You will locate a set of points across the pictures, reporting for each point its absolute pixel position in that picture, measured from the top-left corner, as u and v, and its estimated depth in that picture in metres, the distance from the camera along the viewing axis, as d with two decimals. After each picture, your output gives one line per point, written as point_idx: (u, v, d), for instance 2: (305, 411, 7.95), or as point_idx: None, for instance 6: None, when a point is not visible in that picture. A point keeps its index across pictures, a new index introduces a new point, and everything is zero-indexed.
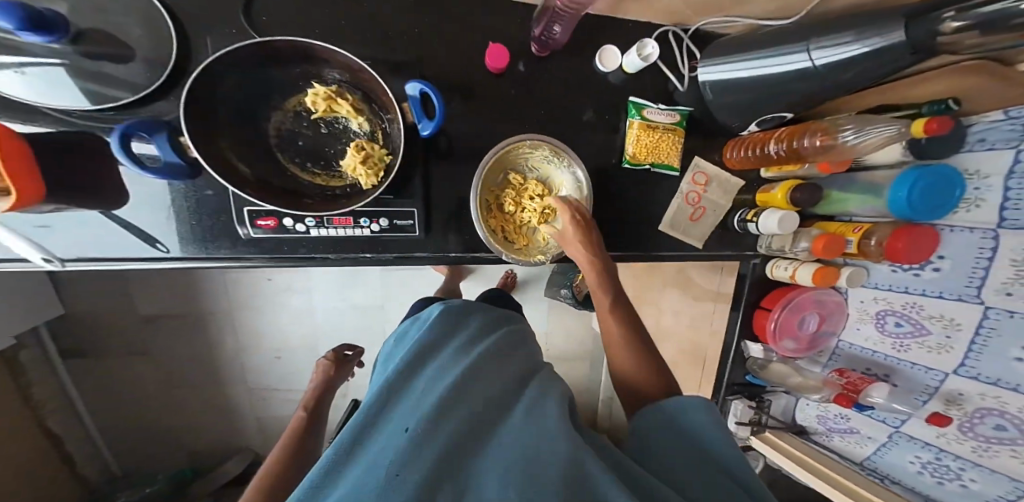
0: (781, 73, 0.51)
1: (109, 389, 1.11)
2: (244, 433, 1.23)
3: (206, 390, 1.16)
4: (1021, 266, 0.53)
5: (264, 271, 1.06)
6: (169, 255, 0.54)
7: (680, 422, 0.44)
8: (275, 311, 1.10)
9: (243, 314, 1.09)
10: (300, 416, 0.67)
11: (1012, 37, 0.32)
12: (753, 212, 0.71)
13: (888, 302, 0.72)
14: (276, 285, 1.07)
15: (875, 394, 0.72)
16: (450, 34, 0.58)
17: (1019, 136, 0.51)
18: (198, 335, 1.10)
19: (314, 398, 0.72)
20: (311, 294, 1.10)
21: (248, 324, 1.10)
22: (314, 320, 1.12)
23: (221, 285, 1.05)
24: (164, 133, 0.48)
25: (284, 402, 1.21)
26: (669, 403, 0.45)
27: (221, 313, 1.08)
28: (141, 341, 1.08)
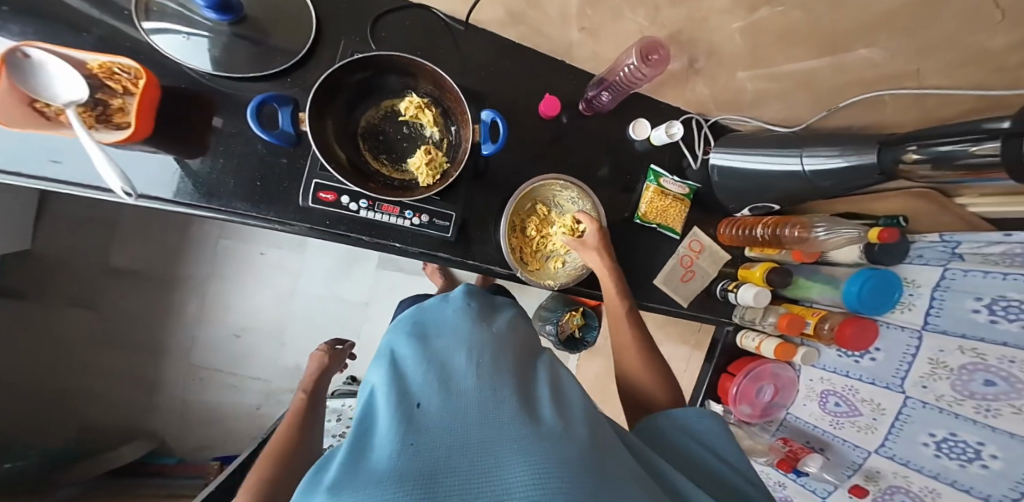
0: (776, 171, 0.61)
1: (37, 326, 1.03)
2: (160, 415, 1.11)
3: (145, 351, 1.10)
4: (937, 364, 0.64)
5: (259, 245, 1.12)
6: (207, 204, 0.57)
7: (689, 428, 0.45)
8: (258, 287, 1.13)
9: (225, 282, 1.12)
10: (303, 396, 0.68)
11: (954, 174, 0.41)
12: (734, 283, 0.81)
13: (831, 383, 0.84)
14: (266, 260, 1.12)
15: (811, 464, 0.80)
16: (515, 81, 0.70)
17: (947, 257, 0.63)
18: (159, 298, 1.09)
19: (314, 379, 0.73)
20: (299, 275, 1.15)
21: (224, 293, 1.12)
22: (291, 304, 1.16)
23: (213, 250, 1.09)
24: (289, 106, 0.57)
25: (218, 387, 1.15)
26: (682, 414, 0.47)
27: (205, 279, 1.11)
28: (93, 291, 1.05)
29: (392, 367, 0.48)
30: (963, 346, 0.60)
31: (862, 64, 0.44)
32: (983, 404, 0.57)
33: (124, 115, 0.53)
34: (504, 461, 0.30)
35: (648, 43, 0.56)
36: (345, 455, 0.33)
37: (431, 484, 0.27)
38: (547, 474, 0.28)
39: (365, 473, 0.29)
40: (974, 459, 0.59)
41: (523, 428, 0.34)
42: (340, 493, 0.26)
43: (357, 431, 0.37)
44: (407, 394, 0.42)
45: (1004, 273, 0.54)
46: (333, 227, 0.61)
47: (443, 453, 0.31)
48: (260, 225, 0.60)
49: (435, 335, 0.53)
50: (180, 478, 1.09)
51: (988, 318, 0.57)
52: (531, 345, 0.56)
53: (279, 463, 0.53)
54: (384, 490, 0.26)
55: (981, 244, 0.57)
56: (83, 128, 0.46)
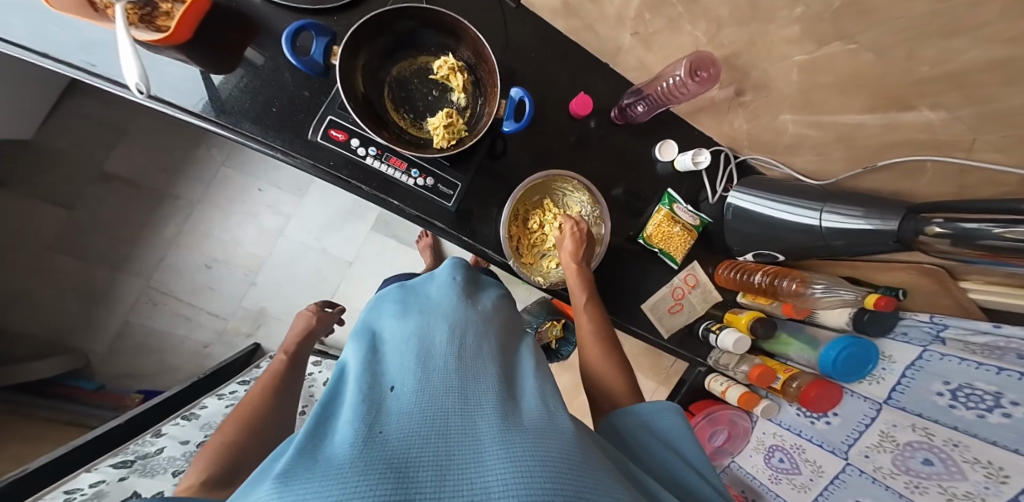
0: (793, 222, 0.61)
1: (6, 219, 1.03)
2: (108, 327, 1.09)
3: (100, 264, 1.08)
4: (885, 437, 0.66)
5: (257, 181, 1.13)
6: (218, 118, 0.55)
7: (651, 426, 0.42)
8: (242, 220, 1.13)
9: (205, 210, 1.12)
10: (282, 359, 0.66)
11: (972, 253, 0.42)
12: (717, 325, 0.80)
13: (781, 438, 0.88)
14: (261, 198, 1.14)
15: None
16: (553, 72, 0.67)
17: (929, 339, 0.64)
18: (142, 210, 1.10)
19: (296, 343, 0.72)
20: (290, 219, 1.15)
21: (202, 220, 1.12)
22: (273, 246, 1.14)
23: (210, 178, 1.12)
24: (327, 38, 0.54)
25: (171, 315, 1.11)
26: (638, 409, 0.44)
27: (187, 204, 1.11)
28: (75, 190, 1.06)
29: (367, 351, 0.43)
30: (915, 424, 0.62)
31: (919, 127, 0.44)
32: (914, 480, 0.60)
33: (168, 20, 0.54)
34: (480, 452, 0.26)
35: (701, 58, 0.56)
36: (301, 438, 0.28)
37: (397, 474, 0.23)
38: (528, 471, 0.24)
39: (322, 458, 0.24)
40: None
41: (503, 418, 0.31)
42: (287, 477, 0.22)
43: (319, 414, 0.33)
44: (379, 381, 0.37)
45: (979, 362, 0.54)
46: (335, 170, 0.58)
47: (414, 442, 0.27)
48: (262, 151, 0.56)
49: (415, 312, 0.49)
50: (98, 407, 1.02)
51: (948, 402, 0.58)
52: (516, 331, 0.53)
53: (245, 426, 0.52)
54: (341, 479, 0.21)
55: (967, 331, 0.58)
56: (123, 21, 0.45)
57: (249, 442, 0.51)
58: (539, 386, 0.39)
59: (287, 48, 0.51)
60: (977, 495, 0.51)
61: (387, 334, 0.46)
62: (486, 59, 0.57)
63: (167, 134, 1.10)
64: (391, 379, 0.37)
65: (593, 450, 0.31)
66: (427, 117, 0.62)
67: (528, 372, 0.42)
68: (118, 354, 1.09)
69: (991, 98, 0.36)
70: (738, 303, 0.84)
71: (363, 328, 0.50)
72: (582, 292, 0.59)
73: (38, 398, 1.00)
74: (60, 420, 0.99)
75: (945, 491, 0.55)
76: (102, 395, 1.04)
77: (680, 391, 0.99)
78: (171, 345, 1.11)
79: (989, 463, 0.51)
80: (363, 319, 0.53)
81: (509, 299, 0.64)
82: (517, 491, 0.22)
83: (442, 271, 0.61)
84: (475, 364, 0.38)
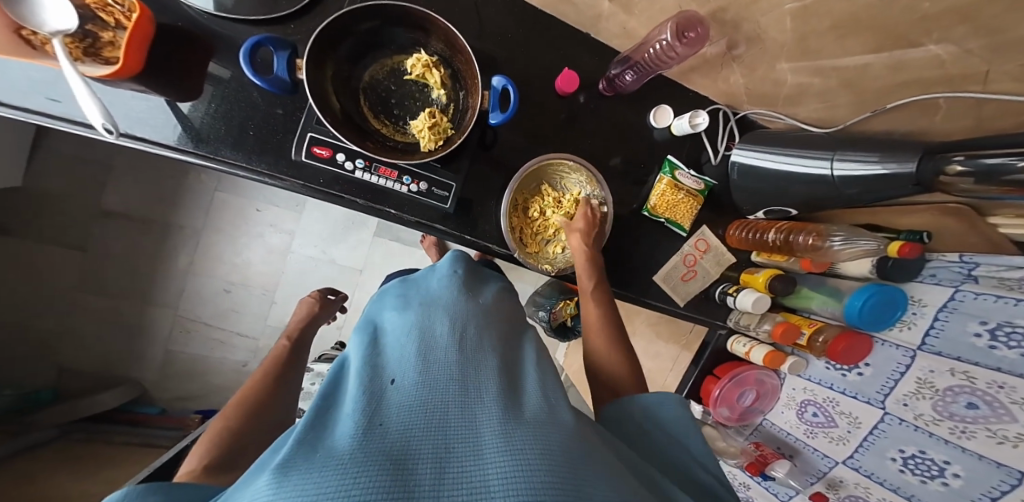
0: (802, 174, 0.58)
1: (38, 265, 1.10)
2: (151, 355, 1.17)
3: (133, 297, 1.15)
4: (923, 384, 0.65)
5: (255, 202, 1.16)
6: (198, 149, 0.57)
7: (650, 418, 0.43)
8: (252, 238, 1.17)
9: (219, 232, 1.16)
10: (285, 343, 0.72)
11: (997, 189, 0.39)
12: (734, 288, 0.78)
13: (813, 393, 0.86)
14: (262, 217, 1.17)
15: (778, 469, 0.89)
16: (533, 51, 0.65)
17: (960, 278, 0.60)
18: (158, 242, 1.15)
19: (298, 328, 0.78)
20: (294, 234, 1.19)
21: (217, 242, 1.17)
22: (286, 261, 1.19)
23: (213, 201, 1.15)
24: (286, 51, 0.54)
25: (205, 340, 1.19)
26: (640, 399, 0.45)
27: (199, 228, 1.16)
28: (94, 232, 1.12)
29: (367, 346, 0.45)
30: (954, 368, 0.60)
31: (928, 62, 0.41)
32: (959, 425, 0.59)
33: (114, 50, 0.56)
34: (478, 444, 0.27)
35: (686, 18, 0.54)
36: (303, 431, 0.29)
37: (393, 467, 0.24)
38: (524, 462, 0.25)
39: (322, 452, 0.26)
40: (937, 476, 0.63)
41: (502, 410, 0.32)
42: (288, 471, 0.23)
43: (319, 409, 0.34)
44: (380, 373, 0.39)
45: (1016, 298, 0.52)
46: (327, 187, 0.59)
47: (412, 434, 0.28)
48: (250, 177, 0.59)
49: (415, 306, 0.50)
50: (160, 428, 1.11)
51: (988, 343, 0.56)
52: (517, 321, 0.55)
53: (248, 409, 0.55)
54: (340, 472, 0.23)
55: (1001, 267, 0.54)
56: (66, 58, 0.46)
57: (250, 421, 0.54)
58: (538, 379, 0.40)
59: (247, 68, 0.52)
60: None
61: (387, 328, 0.48)
62: (460, 50, 0.57)
63: (162, 167, 1.13)
64: (390, 372, 0.38)
65: (592, 442, 0.31)
66: (411, 120, 0.63)
67: (528, 366, 0.43)
68: (171, 378, 1.18)
69: (1004, 27, 0.33)
70: (752, 263, 0.82)
71: (365, 323, 0.52)
72: (589, 278, 0.61)
73: (109, 426, 1.08)
74: (135, 443, 1.08)
75: (994, 434, 0.54)
76: (164, 417, 1.13)
77: (704, 356, 0.98)
78: (212, 366, 1.19)
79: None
80: (367, 314, 0.55)
81: (512, 290, 0.64)
82: (512, 479, 0.23)
83: (443, 263, 0.62)
84: (474, 357, 0.40)
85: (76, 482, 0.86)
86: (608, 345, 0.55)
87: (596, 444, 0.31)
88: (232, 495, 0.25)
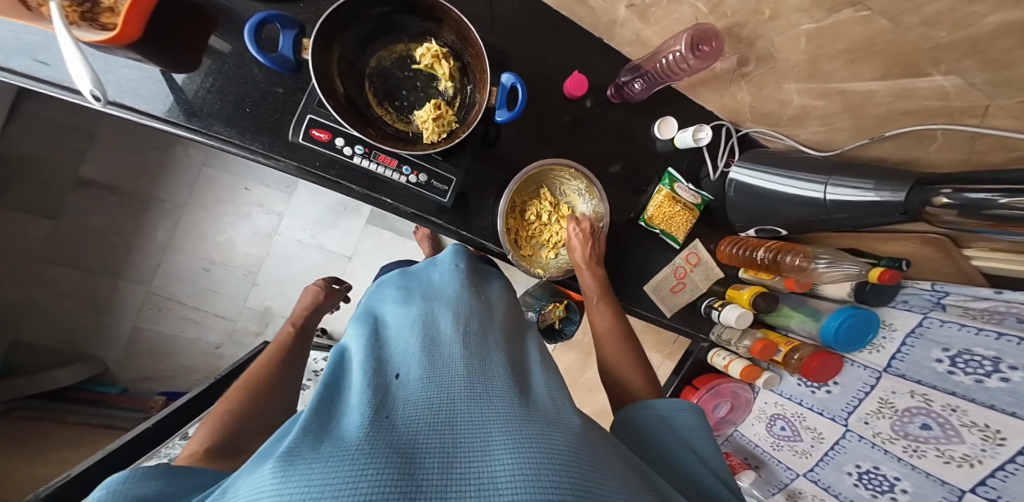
0: (794, 196, 0.60)
1: None
2: (108, 336, 1.08)
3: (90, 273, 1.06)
4: (884, 403, 0.67)
5: (243, 179, 1.10)
6: (189, 124, 0.53)
7: (669, 422, 0.43)
8: (230, 219, 1.10)
9: (193, 213, 1.09)
10: (289, 330, 0.69)
11: (977, 223, 0.42)
12: (719, 302, 0.80)
13: (782, 407, 0.89)
14: (250, 197, 1.11)
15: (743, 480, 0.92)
16: (545, 50, 0.64)
17: (930, 305, 0.63)
18: (120, 216, 1.06)
19: (303, 316, 0.74)
20: (282, 217, 1.13)
21: (190, 222, 1.09)
22: (269, 245, 1.13)
23: (189, 178, 1.08)
24: (294, 30, 0.51)
25: (179, 320, 1.11)
26: (658, 404, 0.45)
27: (170, 206, 1.08)
28: (57, 202, 1.02)
29: (369, 337, 0.43)
30: (914, 390, 0.63)
31: (931, 93, 0.43)
32: (911, 444, 0.62)
33: (112, 16, 0.51)
34: (489, 442, 0.26)
35: (701, 32, 0.55)
36: (306, 419, 0.28)
37: (404, 463, 0.22)
38: (537, 462, 0.24)
39: (327, 441, 0.24)
40: (887, 491, 0.66)
41: (510, 408, 0.31)
42: (293, 460, 0.21)
43: (321, 397, 0.32)
44: (384, 365, 0.37)
45: (978, 327, 0.55)
46: (322, 170, 0.56)
47: (419, 428, 0.26)
48: (244, 156, 0.55)
49: (419, 298, 0.49)
50: (120, 409, 1.03)
51: (947, 368, 0.58)
52: (518, 318, 0.53)
53: (250, 397, 0.52)
54: (348, 463, 0.21)
55: (967, 297, 0.58)
56: (61, 21, 0.42)
57: (252, 412, 0.51)
58: (545, 379, 0.39)
59: (252, 43, 0.49)
60: (973, 457, 0.54)
61: (390, 319, 0.46)
62: (472, 44, 0.55)
63: (135, 136, 1.05)
64: (395, 365, 0.37)
65: (602, 450, 0.30)
66: (415, 110, 0.61)
67: (534, 366, 0.42)
68: (132, 361, 1.10)
69: (1014, 62, 0.35)
70: (738, 279, 0.83)
71: (366, 312, 0.50)
72: (596, 290, 0.62)
73: (62, 405, 1.00)
74: (92, 424, 0.99)
75: (943, 453, 0.58)
76: (123, 398, 1.04)
77: (684, 366, 0.99)
78: (185, 348, 1.12)
79: (985, 425, 0.52)
80: (366, 304, 0.53)
81: (508, 286, 0.62)
82: (523, 473, 0.22)
83: (443, 257, 0.60)
84: (480, 352, 0.38)
85: (15, 466, 0.78)
86: (619, 353, 0.56)
87: (606, 453, 0.30)
88: (226, 486, 0.23)
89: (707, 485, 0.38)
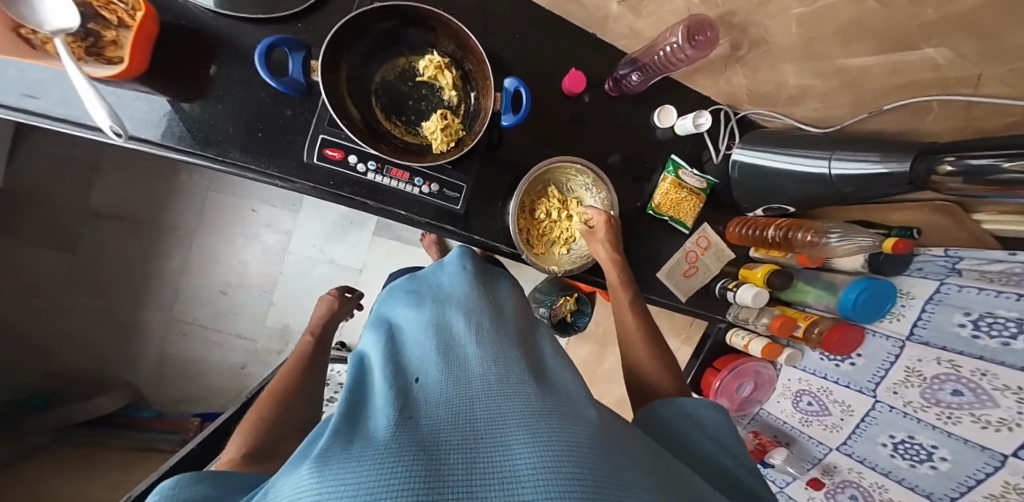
0: (800, 173, 0.61)
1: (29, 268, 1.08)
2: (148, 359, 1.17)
3: (129, 300, 1.15)
4: (911, 372, 0.68)
5: (249, 202, 1.16)
6: (206, 153, 0.57)
7: (696, 419, 0.45)
8: (246, 240, 1.17)
9: (214, 236, 1.16)
10: (308, 339, 0.74)
11: (982, 188, 0.42)
12: (734, 283, 0.80)
13: (807, 383, 0.89)
14: (257, 218, 1.17)
15: (775, 458, 0.91)
16: (542, 51, 0.66)
17: (945, 272, 0.63)
18: (150, 244, 1.14)
19: (320, 324, 0.79)
20: (291, 235, 1.19)
21: (212, 245, 1.16)
22: (281, 264, 1.19)
23: (202, 203, 1.14)
24: (300, 53, 0.55)
25: (204, 343, 1.19)
26: (684, 402, 0.47)
27: (193, 231, 1.15)
28: (77, 232, 1.10)
29: (388, 342, 0.46)
30: (940, 357, 0.63)
31: (924, 65, 0.43)
32: (945, 411, 0.62)
33: (116, 49, 0.54)
34: (506, 436, 0.28)
35: (696, 22, 0.55)
36: (337, 423, 0.31)
37: (429, 460, 0.25)
38: (550, 452, 0.26)
39: (358, 443, 0.27)
40: (925, 460, 0.66)
41: (524, 403, 0.33)
42: (329, 460, 0.24)
43: (349, 402, 0.36)
44: (404, 369, 0.40)
45: (997, 290, 0.54)
46: (337, 188, 0.60)
47: (441, 427, 0.29)
48: (260, 180, 0.59)
49: (432, 302, 0.52)
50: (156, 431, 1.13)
51: (971, 333, 0.58)
52: (527, 314, 0.56)
53: (277, 402, 0.57)
54: (378, 462, 0.24)
55: (982, 261, 0.57)
56: (71, 59, 0.44)
57: (280, 416, 0.55)
58: (557, 374, 0.42)
59: (263, 69, 0.53)
60: (1011, 421, 0.54)
61: (406, 324, 0.49)
62: (473, 53, 0.58)
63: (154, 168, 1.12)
64: (413, 368, 0.40)
65: (612, 434, 0.33)
66: (423, 122, 0.64)
67: (545, 362, 0.45)
68: (167, 381, 1.19)
69: (1004, 31, 0.35)
70: (750, 258, 0.84)
71: (380, 318, 0.54)
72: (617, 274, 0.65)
73: (107, 430, 1.10)
74: (134, 447, 1.09)
75: (978, 419, 0.57)
76: (160, 421, 1.15)
77: (703, 349, 1.01)
78: (210, 370, 1.20)
79: (1019, 388, 0.52)
80: (381, 310, 0.57)
81: (517, 284, 0.65)
82: (540, 461, 0.25)
83: (451, 259, 0.63)
84: (492, 351, 0.41)
85: (82, 485, 0.86)
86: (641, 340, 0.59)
87: (616, 437, 0.33)
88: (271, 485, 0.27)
89: (739, 479, 0.40)
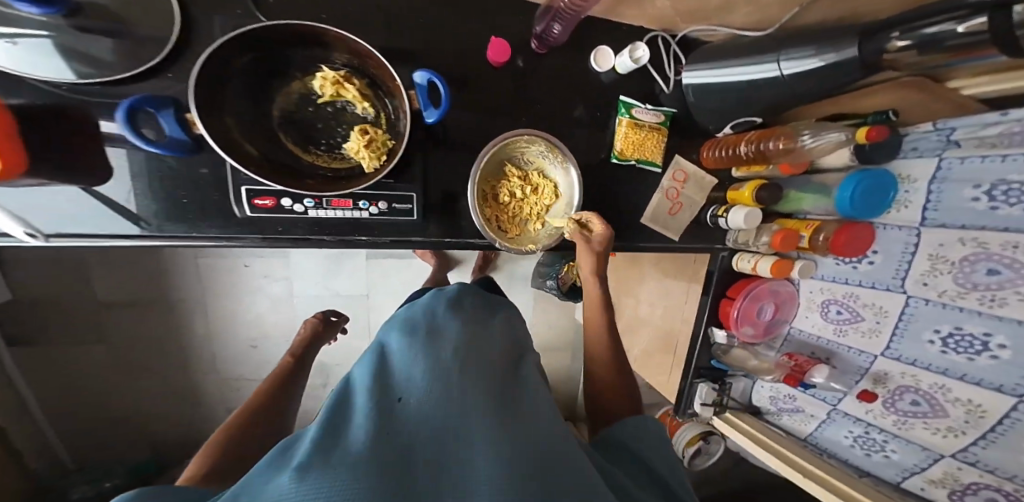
0: (752, 83, 0.57)
1: (72, 365, 1.17)
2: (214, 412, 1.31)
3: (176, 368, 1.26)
4: (937, 259, 0.62)
5: (240, 257, 1.20)
6: (146, 232, 0.60)
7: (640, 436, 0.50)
8: (249, 295, 1.24)
9: (220, 297, 1.22)
10: (287, 360, 0.80)
11: (942, 56, 0.38)
12: (723, 209, 0.77)
13: (832, 292, 0.80)
14: (252, 271, 1.21)
15: (817, 375, 0.80)
16: (457, 27, 0.64)
17: (942, 146, 0.59)
18: (167, 318, 1.21)
19: (300, 346, 0.85)
20: (290, 280, 1.25)
21: (223, 304, 1.23)
22: (292, 307, 1.27)
23: (193, 270, 1.18)
24: (171, 111, 0.55)
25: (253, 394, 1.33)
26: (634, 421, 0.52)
27: (196, 298, 1.21)
28: (99, 326, 1.16)
29: (374, 361, 0.49)
30: (963, 237, 0.58)
31: None
32: (986, 294, 0.56)
33: None
34: (475, 465, 0.31)
35: None
36: (319, 437, 0.34)
37: (397, 483, 0.28)
38: (511, 486, 0.29)
39: (335, 458, 0.30)
40: (982, 351, 0.58)
41: (499, 431, 0.36)
42: (303, 474, 0.27)
43: (332, 414, 0.38)
44: (389, 386, 0.43)
45: (1002, 154, 0.52)
46: (287, 232, 0.63)
47: (416, 451, 0.32)
48: (208, 243, 0.62)
49: (421, 329, 0.55)
50: None
51: (988, 205, 0.54)
52: (514, 346, 0.60)
53: (246, 421, 0.63)
54: (347, 478, 0.27)
55: (977, 126, 0.54)
56: None
57: (247, 433, 0.61)
58: (538, 404, 0.45)
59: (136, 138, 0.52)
60: None
61: (394, 345, 0.52)
62: (370, 57, 0.58)
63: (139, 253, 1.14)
64: (398, 386, 0.43)
65: (579, 469, 0.35)
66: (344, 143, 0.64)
67: (531, 391, 0.48)
68: None
69: None
70: (734, 180, 0.80)
71: (374, 340, 0.57)
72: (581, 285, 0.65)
73: None
74: None
75: None
76: None
77: (710, 281, 0.91)
78: None
79: None
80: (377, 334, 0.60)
81: (507, 317, 0.69)
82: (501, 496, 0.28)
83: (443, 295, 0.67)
84: (478, 377, 0.44)
85: None
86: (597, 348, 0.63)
87: (584, 471, 0.35)
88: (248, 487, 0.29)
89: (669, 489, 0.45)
